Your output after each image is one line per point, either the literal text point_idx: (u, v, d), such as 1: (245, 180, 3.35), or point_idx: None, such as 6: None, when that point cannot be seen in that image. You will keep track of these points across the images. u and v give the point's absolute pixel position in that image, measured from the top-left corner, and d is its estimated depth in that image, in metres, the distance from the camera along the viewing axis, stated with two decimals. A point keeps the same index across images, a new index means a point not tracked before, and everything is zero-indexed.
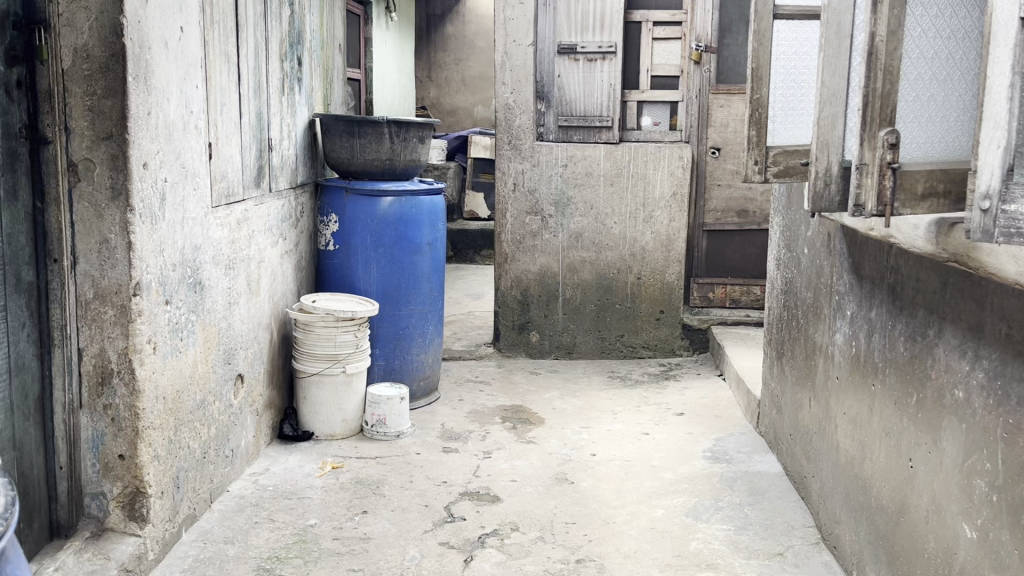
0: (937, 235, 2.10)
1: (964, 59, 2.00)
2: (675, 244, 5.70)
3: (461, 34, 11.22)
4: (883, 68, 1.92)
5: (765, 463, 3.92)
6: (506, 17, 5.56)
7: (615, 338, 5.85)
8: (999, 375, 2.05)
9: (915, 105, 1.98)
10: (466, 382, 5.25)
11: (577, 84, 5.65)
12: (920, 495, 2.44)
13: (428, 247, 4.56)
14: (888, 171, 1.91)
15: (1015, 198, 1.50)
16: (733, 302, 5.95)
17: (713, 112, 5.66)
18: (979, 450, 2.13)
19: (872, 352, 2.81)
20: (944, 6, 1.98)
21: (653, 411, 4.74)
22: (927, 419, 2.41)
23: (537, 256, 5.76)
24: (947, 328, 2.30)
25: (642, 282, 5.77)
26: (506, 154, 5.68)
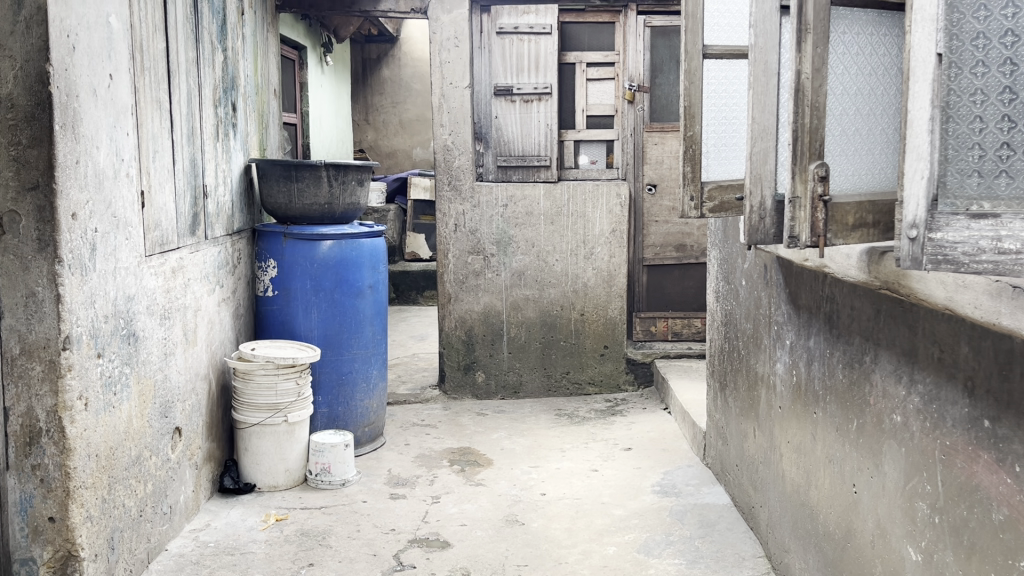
0: (869, 264, 2.17)
1: (886, 94, 2.07)
2: (616, 279, 5.76)
3: (397, 78, 11.27)
4: (810, 104, 1.98)
5: (713, 495, 3.94)
6: (442, 60, 5.57)
7: (561, 375, 5.86)
8: (934, 399, 2.10)
9: (842, 139, 2.04)
10: (412, 426, 5.18)
11: (514, 125, 5.71)
12: (865, 520, 2.47)
13: (370, 289, 4.53)
14: (820, 204, 1.95)
15: (941, 226, 1.54)
16: (675, 335, 6.01)
17: (648, 149, 5.79)
18: (919, 473, 2.18)
19: (812, 381, 2.86)
20: (864, 44, 2.04)
21: (601, 447, 4.75)
22: (868, 443, 2.46)
23: (480, 295, 5.76)
24: (883, 354, 2.35)
25: (586, 318, 5.80)
26: (446, 196, 5.68)
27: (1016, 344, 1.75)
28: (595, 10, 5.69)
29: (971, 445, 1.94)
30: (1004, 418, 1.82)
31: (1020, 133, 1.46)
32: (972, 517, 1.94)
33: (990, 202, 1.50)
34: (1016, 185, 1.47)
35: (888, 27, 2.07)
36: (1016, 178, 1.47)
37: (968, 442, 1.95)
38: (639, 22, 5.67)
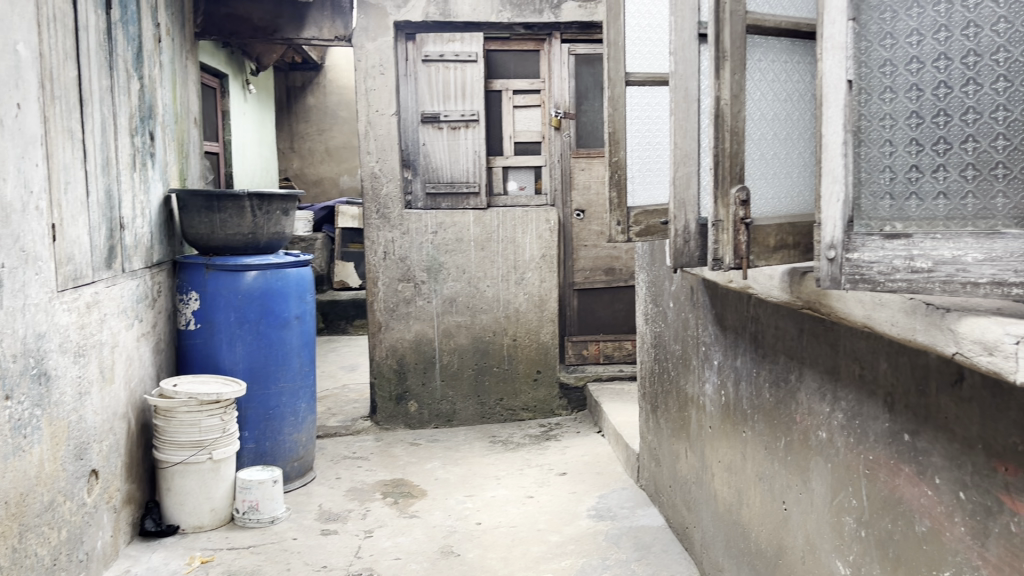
0: (790, 284, 2.22)
1: (801, 119, 2.12)
2: (547, 303, 5.79)
3: (322, 106, 11.18)
4: (729, 130, 2.02)
5: (648, 517, 3.95)
6: (368, 88, 5.55)
7: (495, 402, 5.84)
8: (856, 414, 2.15)
9: (761, 163, 2.09)
10: (343, 459, 5.07)
11: (442, 151, 5.70)
12: (795, 536, 2.51)
13: (297, 320, 4.44)
14: (742, 226, 1.99)
15: (858, 246, 1.58)
16: (607, 358, 6.06)
17: (575, 175, 5.84)
18: (845, 488, 2.22)
19: (740, 400, 2.90)
20: (778, 71, 2.09)
21: (536, 473, 4.73)
22: (795, 460, 2.50)
23: (411, 323, 5.71)
24: (807, 372, 2.40)
25: (518, 343, 5.80)
26: (375, 224, 5.63)
27: (930, 360, 1.81)
28: (519, 38, 5.75)
29: (893, 458, 1.99)
30: (923, 432, 1.87)
31: (926, 155, 1.52)
32: (896, 530, 1.98)
33: (902, 223, 1.54)
34: (926, 207, 1.52)
35: (801, 55, 2.12)
36: (925, 200, 1.52)
37: (890, 456, 2.00)
38: (564, 50, 5.75)
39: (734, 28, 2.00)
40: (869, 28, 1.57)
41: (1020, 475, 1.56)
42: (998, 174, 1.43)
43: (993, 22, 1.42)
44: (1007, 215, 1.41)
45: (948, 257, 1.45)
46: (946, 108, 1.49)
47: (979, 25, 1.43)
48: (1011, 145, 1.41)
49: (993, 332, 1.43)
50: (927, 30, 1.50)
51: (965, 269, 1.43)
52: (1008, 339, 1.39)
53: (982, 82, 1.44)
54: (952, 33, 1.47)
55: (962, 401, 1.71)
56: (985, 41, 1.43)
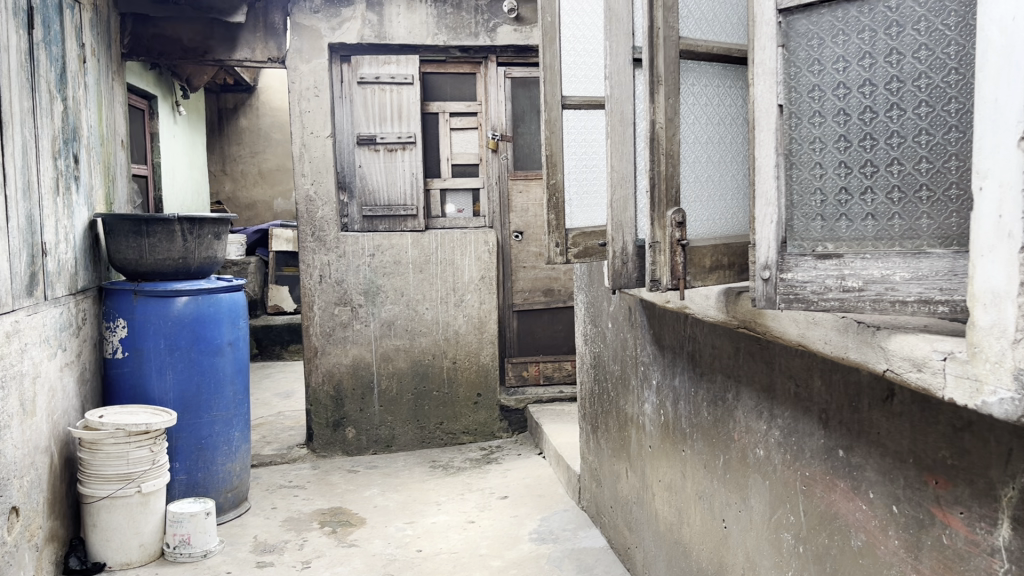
0: (726, 303, 2.26)
1: (733, 142, 2.18)
2: (487, 325, 5.77)
3: (255, 127, 11.02)
4: (665, 153, 2.01)
5: (590, 538, 3.95)
6: (302, 110, 5.48)
7: (434, 426, 5.78)
8: (792, 431, 2.19)
9: (697, 185, 2.11)
10: (278, 488, 4.94)
11: (379, 173, 5.66)
12: (735, 553, 2.53)
13: (229, 346, 4.34)
14: (679, 247, 2.01)
15: (791, 266, 1.63)
16: (546, 379, 6.07)
17: (513, 198, 5.86)
18: (783, 504, 2.25)
19: (678, 419, 2.93)
20: (712, 95, 2.12)
21: (477, 497, 4.69)
22: (734, 478, 2.53)
23: (348, 348, 5.62)
24: (744, 391, 2.44)
25: (458, 366, 5.77)
26: (310, 247, 5.55)
27: (862, 377, 1.85)
28: (455, 61, 5.76)
29: (829, 474, 2.02)
30: (857, 447, 1.90)
31: (855, 178, 1.55)
32: (833, 545, 2.01)
33: (833, 243, 1.58)
34: (855, 227, 1.55)
35: (732, 80, 2.17)
36: (855, 221, 1.55)
37: (826, 472, 2.03)
38: (500, 73, 5.78)
39: (667, 53, 2.00)
40: (798, 55, 1.61)
41: (950, 488, 1.60)
42: (922, 196, 1.45)
43: (915, 49, 1.44)
44: (931, 235, 1.44)
45: (877, 277, 1.49)
46: (872, 132, 1.52)
47: (902, 52, 1.46)
48: (933, 168, 1.44)
49: (921, 348, 1.47)
50: (853, 57, 1.53)
51: (893, 288, 1.47)
52: (936, 355, 1.43)
53: (905, 108, 1.46)
54: (875, 60, 1.50)
55: (893, 416, 1.76)
56: (907, 68, 1.45)
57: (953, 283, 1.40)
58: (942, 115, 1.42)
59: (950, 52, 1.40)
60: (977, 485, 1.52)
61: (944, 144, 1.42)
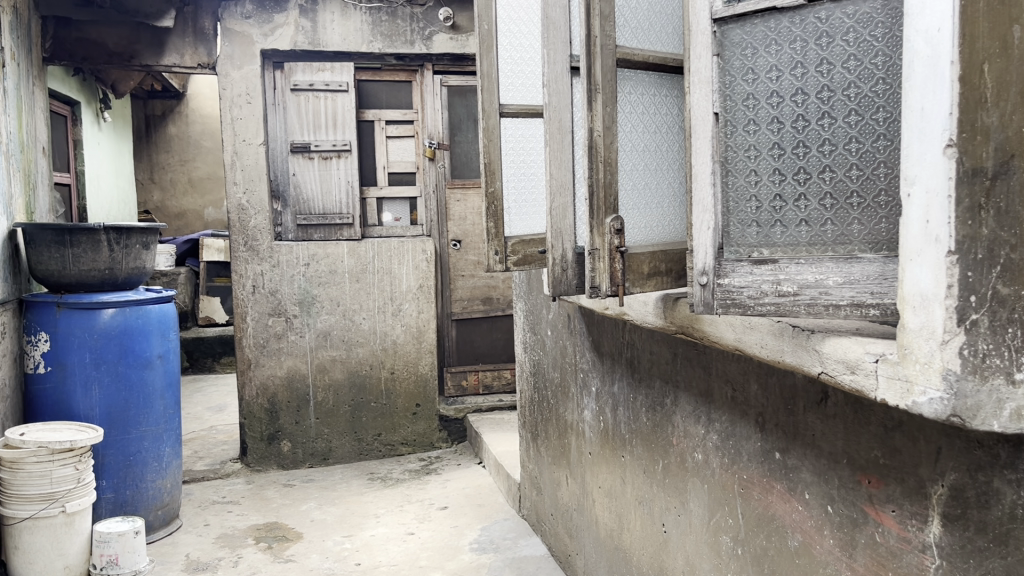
0: (664, 310, 2.28)
1: (669, 150, 2.20)
2: (425, 335, 5.73)
3: (184, 135, 10.76)
4: (603, 161, 2.02)
5: (530, 546, 3.94)
6: (234, 117, 5.36)
7: (372, 438, 5.71)
8: (729, 435, 2.22)
9: (635, 193, 2.13)
10: (211, 505, 4.81)
11: (313, 182, 5.58)
12: (675, 557, 2.56)
13: (159, 359, 4.22)
14: (617, 255, 2.02)
15: (728, 272, 1.65)
16: (486, 388, 6.06)
17: (451, 206, 5.85)
18: (721, 508, 2.27)
19: (618, 425, 2.95)
20: (648, 104, 2.14)
21: (417, 508, 4.64)
22: (673, 482, 2.55)
23: (282, 359, 5.52)
24: (682, 396, 2.46)
25: (396, 376, 5.71)
26: (242, 257, 5.43)
27: (797, 380, 1.89)
28: (391, 68, 5.71)
29: (766, 476, 2.05)
30: (792, 449, 1.94)
31: (789, 184, 1.58)
32: (770, 546, 2.05)
33: (768, 249, 1.61)
34: (790, 233, 1.58)
35: (667, 88, 2.20)
36: (789, 227, 1.58)
37: (763, 474, 2.06)
38: (436, 81, 5.76)
39: (604, 62, 2.02)
40: (732, 63, 1.63)
41: (882, 487, 1.64)
42: (853, 203, 1.49)
43: (845, 60, 1.48)
44: (863, 240, 1.48)
45: (811, 281, 1.52)
46: (804, 140, 1.55)
47: (832, 62, 1.50)
48: (863, 175, 1.48)
49: (855, 350, 1.49)
50: (786, 67, 1.56)
51: (827, 292, 1.50)
52: (868, 358, 1.46)
53: (836, 116, 1.50)
54: (807, 70, 1.53)
55: (827, 418, 1.79)
56: (838, 77, 1.50)
57: (883, 287, 1.44)
58: (871, 123, 1.46)
59: (878, 62, 1.44)
60: (907, 483, 1.57)
61: (873, 151, 1.46)
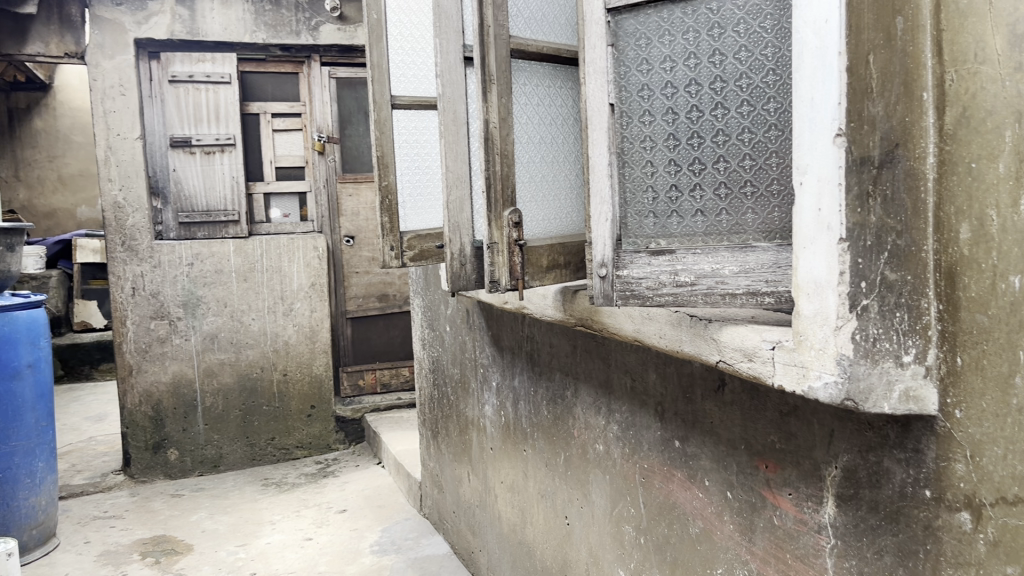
0: (564, 302, 2.27)
1: (565, 142, 2.19)
2: (318, 334, 5.58)
3: (53, 130, 10.14)
4: (500, 153, 1.99)
5: (432, 545, 3.89)
6: (106, 110, 5.06)
7: (266, 443, 5.53)
8: (630, 425, 2.23)
9: (531, 185, 2.11)
10: (92, 520, 4.54)
11: (196, 177, 5.33)
12: (578, 549, 2.56)
13: (30, 368, 3.93)
14: (516, 248, 2.00)
15: (626, 264, 1.66)
16: (384, 387, 5.94)
17: (343, 201, 5.70)
18: (623, 497, 2.29)
19: (519, 419, 2.93)
20: (543, 95, 2.12)
21: (314, 512, 4.51)
22: (574, 474, 2.56)
23: (167, 364, 5.28)
24: (582, 388, 2.47)
25: (289, 378, 5.54)
26: (120, 257, 5.16)
27: (694, 368, 1.91)
28: (276, 60, 5.52)
29: (666, 465, 2.07)
30: (691, 437, 1.96)
31: (684, 175, 1.59)
32: (672, 534, 2.07)
33: (665, 239, 1.62)
34: (686, 224, 1.59)
35: (562, 80, 2.18)
36: (685, 217, 1.59)
37: (663, 463, 2.08)
38: (323, 73, 5.60)
39: (498, 52, 1.98)
40: (626, 54, 1.63)
41: (779, 471, 1.67)
42: (747, 192, 1.51)
43: (736, 50, 1.49)
44: (757, 229, 1.50)
45: (708, 271, 1.53)
46: (699, 130, 1.56)
47: (724, 53, 1.51)
48: (756, 165, 1.50)
49: (752, 338, 1.51)
50: (679, 57, 1.57)
51: (723, 281, 1.52)
52: (765, 345, 1.47)
53: (728, 107, 1.51)
54: (700, 60, 1.54)
55: (724, 405, 1.82)
56: (729, 68, 1.50)
57: (777, 275, 1.46)
58: (763, 114, 1.48)
59: (768, 54, 1.46)
60: (803, 466, 1.60)
61: (765, 142, 1.48)
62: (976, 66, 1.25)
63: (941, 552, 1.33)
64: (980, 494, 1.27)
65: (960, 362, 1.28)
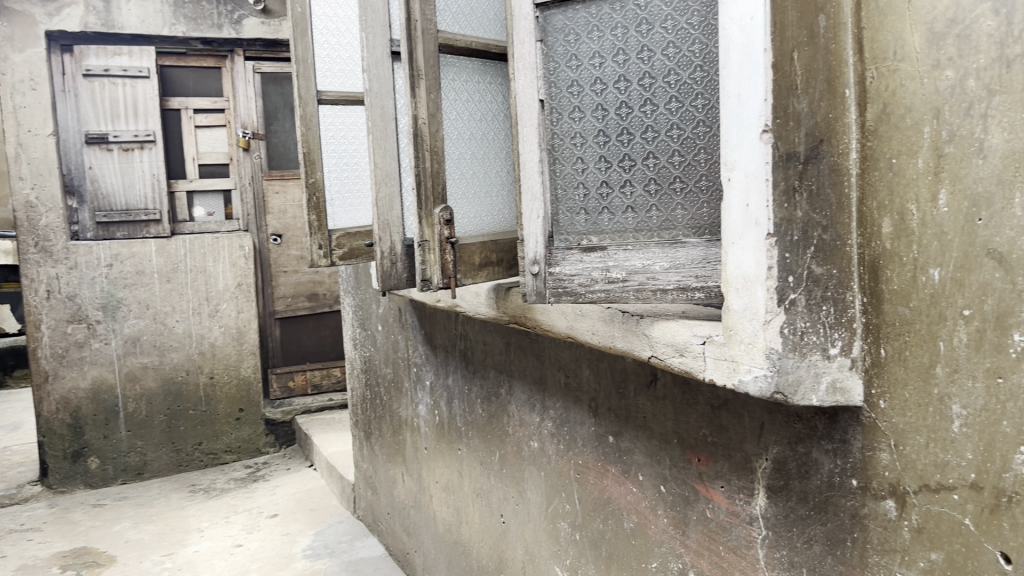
0: (496, 300, 2.26)
1: (495, 139, 2.17)
2: (246, 336, 5.45)
3: None
4: (430, 149, 1.96)
5: (366, 548, 3.84)
6: (15, 105, 4.84)
7: (192, 448, 5.37)
8: (564, 421, 2.23)
9: (462, 182, 2.08)
10: (7, 534, 4.34)
11: (113, 175, 5.15)
12: (514, 547, 2.55)
13: None
14: (448, 246, 1.97)
15: (559, 261, 1.65)
16: (314, 388, 5.83)
17: (269, 199, 5.58)
18: (558, 494, 2.29)
19: (453, 418, 2.91)
20: (472, 91, 2.10)
21: (244, 518, 4.41)
22: (509, 472, 2.55)
23: (85, 369, 5.09)
24: (516, 386, 2.46)
25: (216, 381, 5.39)
26: (33, 259, 4.94)
27: (627, 363, 1.92)
28: (197, 54, 5.36)
29: (600, 460, 2.08)
30: (625, 432, 1.97)
31: (614, 171, 1.59)
32: (608, 529, 2.07)
33: (597, 236, 1.62)
34: (617, 220, 1.59)
35: (492, 75, 2.16)
36: (616, 213, 1.59)
37: (598, 459, 2.09)
38: (247, 68, 5.47)
39: (426, 47, 1.95)
40: (555, 49, 1.62)
41: (711, 464, 1.69)
42: (676, 188, 1.51)
43: (664, 47, 1.49)
44: (686, 225, 1.51)
45: (639, 267, 1.54)
46: (628, 127, 1.56)
47: (652, 49, 1.51)
48: (685, 161, 1.50)
49: (683, 334, 1.51)
50: (608, 53, 1.56)
51: (654, 277, 1.52)
52: (696, 339, 1.48)
53: (656, 103, 1.52)
54: (629, 56, 1.54)
55: (657, 400, 1.84)
56: (657, 64, 1.51)
57: (707, 270, 1.47)
58: (691, 110, 1.48)
59: (694, 50, 1.46)
60: (734, 458, 1.62)
61: (693, 138, 1.49)
62: (895, 64, 1.28)
63: (867, 540, 1.36)
64: (903, 481, 1.30)
65: (884, 353, 1.31)
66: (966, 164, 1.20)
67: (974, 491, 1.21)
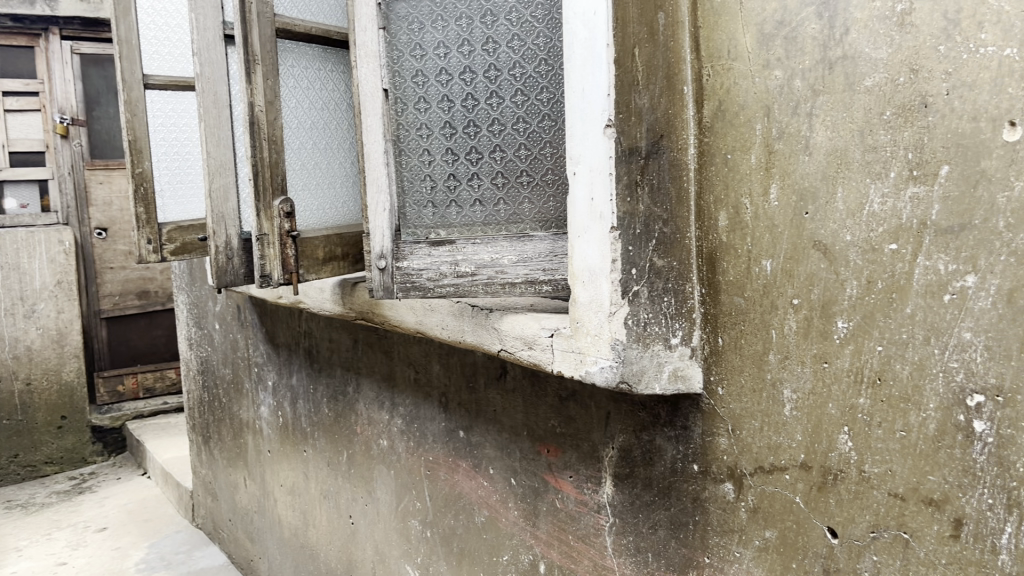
0: (342, 296, 2.18)
1: (338, 129, 2.10)
2: (68, 338, 5.05)
3: None
4: (268, 138, 1.87)
5: (207, 557, 3.65)
6: None
7: (7, 461, 4.93)
8: (414, 418, 2.19)
9: (303, 173, 2.02)
10: None
11: None
12: (364, 548, 2.49)
13: None
14: (289, 240, 1.89)
15: (406, 255, 1.61)
16: (147, 392, 5.46)
17: (92, 189, 5.20)
18: (409, 492, 2.25)
19: (297, 419, 2.81)
20: (312, 78, 2.01)
21: (68, 534, 4.08)
22: (358, 472, 2.49)
23: None
24: (364, 383, 2.40)
25: (33, 388, 4.97)
26: None
27: (476, 357, 1.91)
28: (6, 31, 4.88)
29: (451, 456, 2.06)
30: (475, 426, 1.96)
31: (461, 164, 1.57)
32: (459, 525, 2.06)
33: (445, 229, 1.59)
34: (464, 213, 1.57)
35: (334, 62, 2.07)
36: (463, 207, 1.57)
37: (448, 454, 2.07)
38: (64, 48, 5.04)
39: (262, 30, 1.85)
40: (398, 38, 1.57)
41: (560, 455, 1.71)
42: (523, 181, 1.52)
43: (509, 39, 1.49)
44: (533, 219, 1.52)
45: (487, 260, 1.52)
46: (474, 120, 1.54)
47: (497, 41, 1.50)
48: (531, 155, 1.51)
49: (531, 327, 1.51)
50: (452, 44, 1.53)
51: (502, 270, 1.51)
52: (544, 332, 1.48)
53: (503, 96, 1.51)
54: (473, 48, 1.52)
55: (506, 392, 1.84)
56: (503, 57, 1.50)
57: (554, 263, 1.47)
58: (536, 104, 1.49)
59: (539, 44, 1.47)
60: (582, 448, 1.65)
61: (539, 132, 1.50)
62: (729, 63, 1.33)
63: (708, 522, 1.41)
64: (740, 465, 1.36)
65: (722, 341, 1.37)
66: (794, 161, 1.25)
67: (804, 471, 1.28)
